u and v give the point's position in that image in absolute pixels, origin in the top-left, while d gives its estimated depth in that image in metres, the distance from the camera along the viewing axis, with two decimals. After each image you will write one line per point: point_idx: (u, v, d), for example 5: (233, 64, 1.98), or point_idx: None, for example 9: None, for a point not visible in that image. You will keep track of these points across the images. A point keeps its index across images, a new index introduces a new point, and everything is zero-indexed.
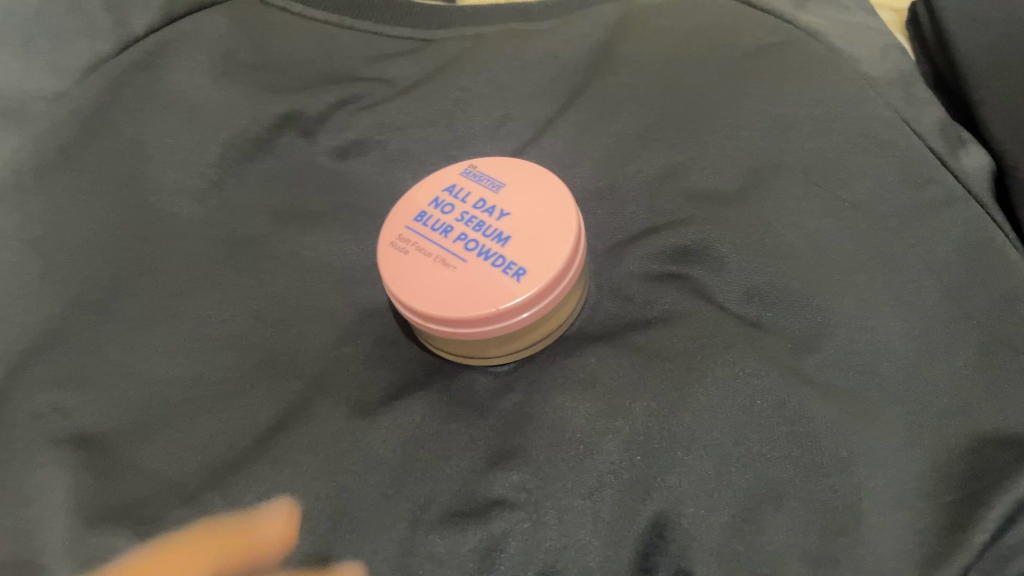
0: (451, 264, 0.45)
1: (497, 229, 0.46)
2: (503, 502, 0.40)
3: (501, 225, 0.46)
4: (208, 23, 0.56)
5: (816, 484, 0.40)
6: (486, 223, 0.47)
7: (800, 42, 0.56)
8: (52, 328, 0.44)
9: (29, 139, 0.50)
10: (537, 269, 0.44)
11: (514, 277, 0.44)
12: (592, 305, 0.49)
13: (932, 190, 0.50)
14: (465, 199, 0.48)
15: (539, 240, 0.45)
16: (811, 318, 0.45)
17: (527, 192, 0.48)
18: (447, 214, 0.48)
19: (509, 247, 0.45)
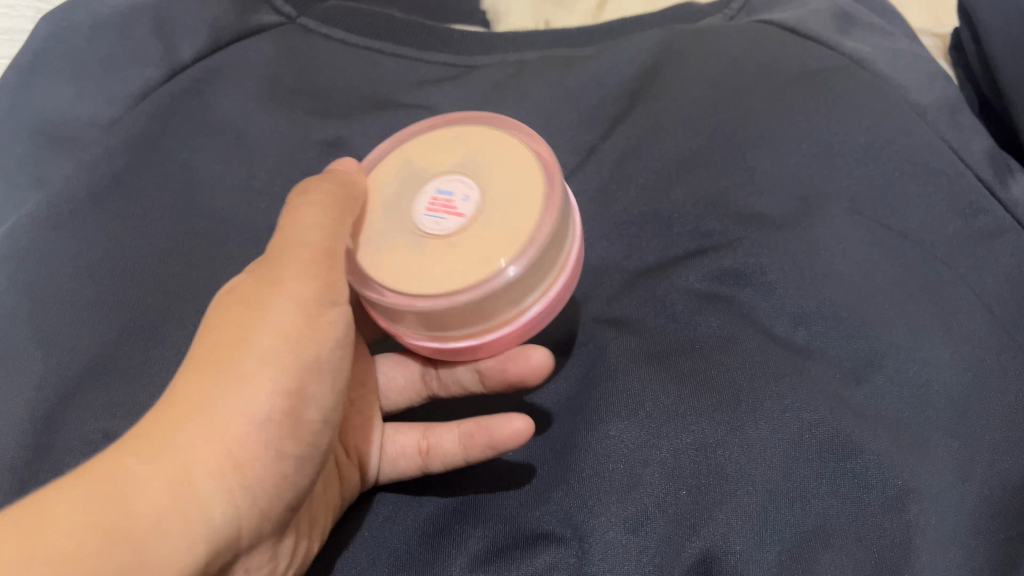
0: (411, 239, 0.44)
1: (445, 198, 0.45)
2: (549, 538, 0.40)
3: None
4: (256, 51, 0.57)
5: (867, 522, 0.39)
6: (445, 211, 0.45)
7: (847, 69, 0.55)
8: (104, 352, 0.45)
9: (83, 167, 0.51)
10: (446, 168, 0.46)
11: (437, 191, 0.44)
12: (645, 319, 0.48)
13: (982, 220, 0.49)
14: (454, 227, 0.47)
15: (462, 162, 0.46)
16: (862, 347, 0.45)
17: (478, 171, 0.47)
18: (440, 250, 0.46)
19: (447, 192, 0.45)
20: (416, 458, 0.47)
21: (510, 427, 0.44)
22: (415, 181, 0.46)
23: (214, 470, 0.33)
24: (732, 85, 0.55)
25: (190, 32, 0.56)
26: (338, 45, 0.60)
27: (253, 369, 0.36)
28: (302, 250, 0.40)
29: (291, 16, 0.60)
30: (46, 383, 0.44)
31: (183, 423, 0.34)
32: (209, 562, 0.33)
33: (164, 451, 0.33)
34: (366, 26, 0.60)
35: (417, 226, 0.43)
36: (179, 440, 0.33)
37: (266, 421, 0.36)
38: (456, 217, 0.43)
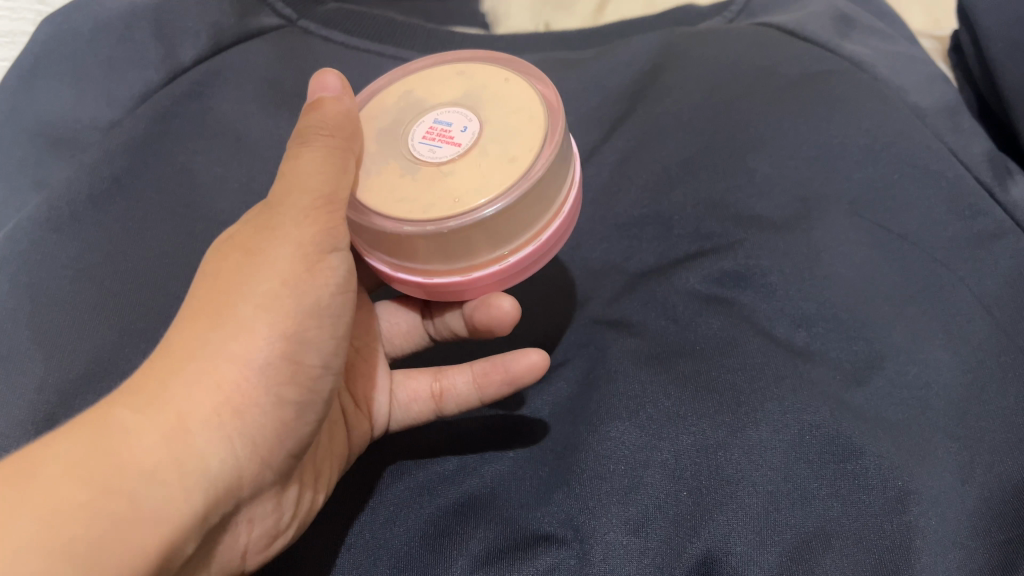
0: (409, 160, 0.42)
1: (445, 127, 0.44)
2: (550, 539, 0.40)
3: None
4: (256, 54, 0.58)
5: (869, 524, 0.39)
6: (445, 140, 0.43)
7: (846, 72, 0.55)
8: (104, 355, 0.45)
9: (83, 169, 0.51)
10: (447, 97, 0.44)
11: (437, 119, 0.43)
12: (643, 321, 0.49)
13: (980, 223, 0.49)
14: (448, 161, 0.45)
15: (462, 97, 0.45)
16: (860, 348, 0.45)
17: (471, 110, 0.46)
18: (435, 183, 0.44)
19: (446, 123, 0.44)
20: (430, 399, 0.51)
21: (524, 361, 0.47)
22: (411, 112, 0.44)
23: (210, 418, 0.34)
24: (732, 87, 0.56)
25: (190, 34, 0.56)
26: (339, 47, 0.60)
27: (248, 315, 0.37)
28: (299, 196, 0.39)
29: (291, 18, 0.61)
30: (46, 386, 0.43)
31: (177, 371, 0.34)
32: (210, 508, 0.34)
33: (162, 402, 0.33)
34: (366, 29, 0.60)
35: (410, 152, 0.42)
36: (178, 391, 0.34)
37: (263, 368, 0.37)
38: (452, 146, 0.41)
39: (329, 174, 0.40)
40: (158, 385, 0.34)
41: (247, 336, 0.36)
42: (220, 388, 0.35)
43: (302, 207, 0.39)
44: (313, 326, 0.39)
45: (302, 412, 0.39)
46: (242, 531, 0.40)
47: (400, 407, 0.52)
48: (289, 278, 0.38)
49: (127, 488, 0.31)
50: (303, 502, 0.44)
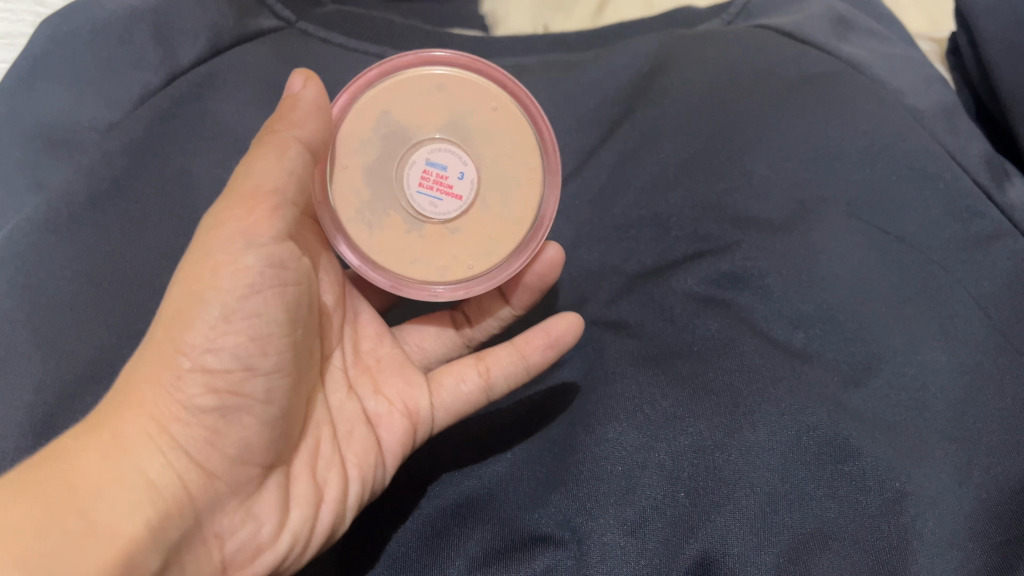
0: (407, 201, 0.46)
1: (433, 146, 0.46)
2: (548, 540, 0.40)
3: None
4: (255, 56, 0.58)
5: (865, 526, 0.39)
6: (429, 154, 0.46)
7: (843, 74, 0.55)
8: (103, 358, 0.46)
9: (81, 171, 0.50)
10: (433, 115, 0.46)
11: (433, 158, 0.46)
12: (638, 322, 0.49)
13: (977, 225, 0.49)
14: None
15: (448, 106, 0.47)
16: (856, 349, 0.45)
17: None
18: None
19: None
20: (476, 381, 0.49)
21: (565, 321, 0.48)
22: (397, 139, 0.46)
23: (140, 434, 0.35)
24: (731, 89, 0.56)
25: (189, 35, 0.55)
26: (337, 50, 0.60)
27: (173, 325, 0.36)
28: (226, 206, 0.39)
29: (290, 20, 0.60)
30: (44, 386, 0.44)
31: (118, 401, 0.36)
32: (163, 522, 0.35)
33: (102, 425, 0.36)
34: (365, 31, 0.60)
35: (411, 204, 0.46)
36: (121, 412, 0.36)
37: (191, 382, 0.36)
38: (454, 199, 0.46)
39: (254, 179, 0.39)
40: (104, 415, 0.36)
41: (172, 351, 0.36)
42: (150, 406, 0.36)
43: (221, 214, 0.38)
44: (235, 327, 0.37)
45: (238, 414, 0.37)
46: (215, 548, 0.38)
47: (447, 401, 0.49)
48: (209, 285, 0.37)
49: (69, 505, 0.32)
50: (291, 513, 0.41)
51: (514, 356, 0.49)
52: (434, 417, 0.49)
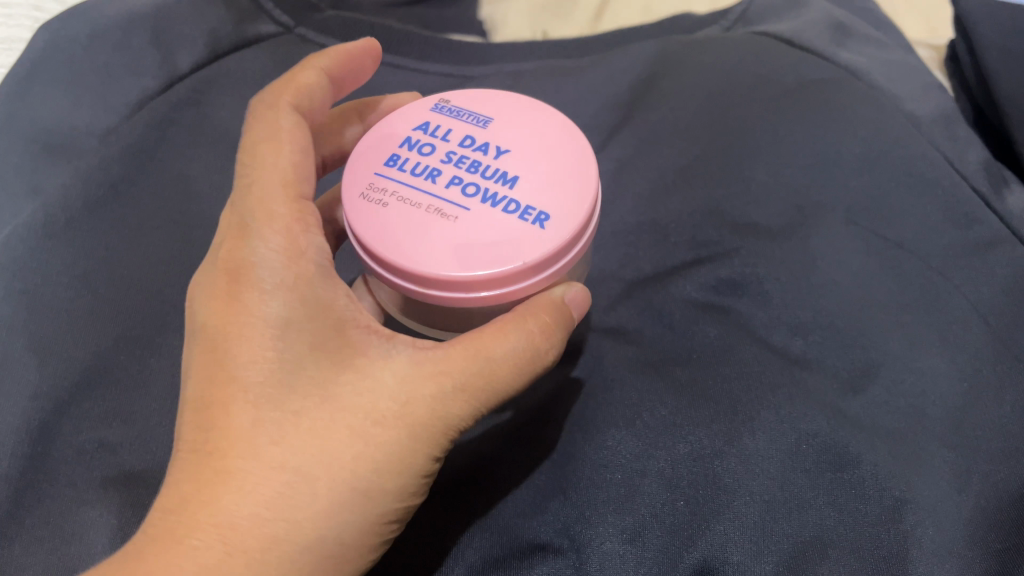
0: (452, 216, 0.39)
1: (498, 169, 0.41)
2: (546, 549, 0.40)
3: (500, 164, 0.41)
4: (253, 61, 0.58)
5: (865, 534, 0.39)
6: (481, 163, 0.41)
7: (841, 80, 0.55)
8: (98, 363, 0.45)
9: (79, 176, 0.51)
10: (558, 211, 0.40)
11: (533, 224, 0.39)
12: (636, 329, 0.49)
13: (976, 232, 0.49)
14: (448, 137, 0.43)
15: (554, 183, 0.41)
16: (856, 356, 0.45)
17: (556, 190, 0.41)
18: (429, 155, 0.42)
19: (517, 191, 0.40)
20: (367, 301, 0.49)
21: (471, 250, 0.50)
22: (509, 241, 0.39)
23: (284, 547, 0.35)
24: (729, 95, 0.56)
25: (187, 40, 0.56)
26: None
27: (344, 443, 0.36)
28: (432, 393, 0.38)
29: (288, 26, 0.60)
30: (41, 393, 0.43)
31: (252, 477, 0.35)
32: None
33: (242, 511, 0.35)
34: (364, 35, 0.60)
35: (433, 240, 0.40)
36: (266, 504, 0.35)
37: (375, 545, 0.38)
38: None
39: (467, 389, 0.38)
40: (272, 530, 0.35)
41: (363, 522, 0.37)
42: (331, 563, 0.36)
43: (428, 407, 0.37)
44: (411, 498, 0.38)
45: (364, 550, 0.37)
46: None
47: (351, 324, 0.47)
48: (406, 484, 0.38)
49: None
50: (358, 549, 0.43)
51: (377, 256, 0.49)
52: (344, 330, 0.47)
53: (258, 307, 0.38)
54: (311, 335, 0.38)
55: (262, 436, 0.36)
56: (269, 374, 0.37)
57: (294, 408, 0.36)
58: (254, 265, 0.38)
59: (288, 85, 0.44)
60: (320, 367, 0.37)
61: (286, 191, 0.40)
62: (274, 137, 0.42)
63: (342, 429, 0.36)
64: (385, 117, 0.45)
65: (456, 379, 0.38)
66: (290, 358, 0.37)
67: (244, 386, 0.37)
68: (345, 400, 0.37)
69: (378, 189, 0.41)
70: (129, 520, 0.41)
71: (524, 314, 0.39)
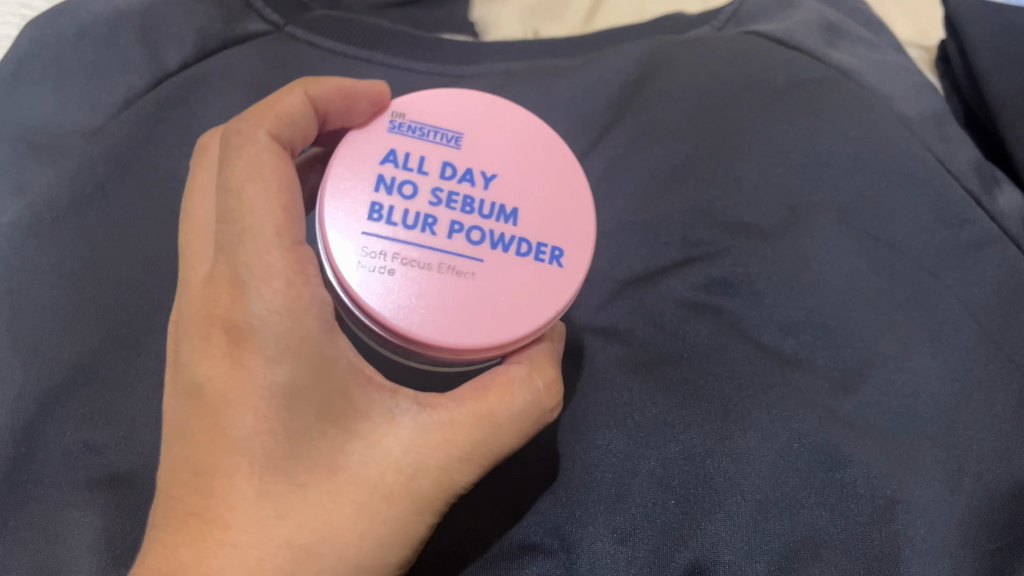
0: (469, 274, 0.37)
1: (495, 203, 0.39)
2: (536, 548, 0.39)
3: (493, 195, 0.39)
4: (242, 60, 0.57)
5: (854, 534, 0.39)
6: (475, 197, 0.38)
7: (832, 80, 0.55)
8: (84, 364, 0.45)
9: (65, 174, 0.50)
10: (568, 241, 0.39)
11: (549, 263, 0.39)
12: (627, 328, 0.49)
13: (968, 231, 0.49)
14: (424, 166, 0.39)
15: (552, 206, 0.40)
16: (848, 356, 0.45)
17: (558, 213, 0.40)
18: (414, 197, 0.38)
19: (521, 227, 0.39)
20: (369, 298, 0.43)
21: None
22: None
23: None
24: (721, 95, 0.55)
25: (175, 38, 0.55)
26: (326, 55, 0.59)
27: (348, 518, 0.36)
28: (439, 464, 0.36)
29: (278, 25, 0.60)
30: (26, 393, 0.43)
31: (252, 550, 0.35)
32: None
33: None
34: (353, 34, 0.59)
35: None
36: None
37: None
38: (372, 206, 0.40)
39: (476, 459, 0.37)
40: None
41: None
42: None
43: (435, 480, 0.37)
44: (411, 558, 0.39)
45: None
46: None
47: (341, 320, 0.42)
48: (408, 555, 0.38)
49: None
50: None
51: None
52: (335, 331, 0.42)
53: (262, 376, 0.35)
54: (315, 402, 0.36)
55: (266, 509, 0.35)
56: (272, 443, 0.35)
57: (299, 480, 0.36)
58: (257, 330, 0.35)
59: (263, 112, 0.38)
60: (328, 435, 0.36)
61: (282, 238, 0.36)
62: (259, 170, 0.36)
63: (347, 503, 0.36)
64: (341, 150, 0.39)
65: (467, 450, 0.37)
66: (295, 429, 0.36)
67: (247, 456, 0.35)
68: (352, 471, 0.36)
69: (376, 252, 0.37)
70: (113, 529, 0.41)
71: (529, 371, 0.38)
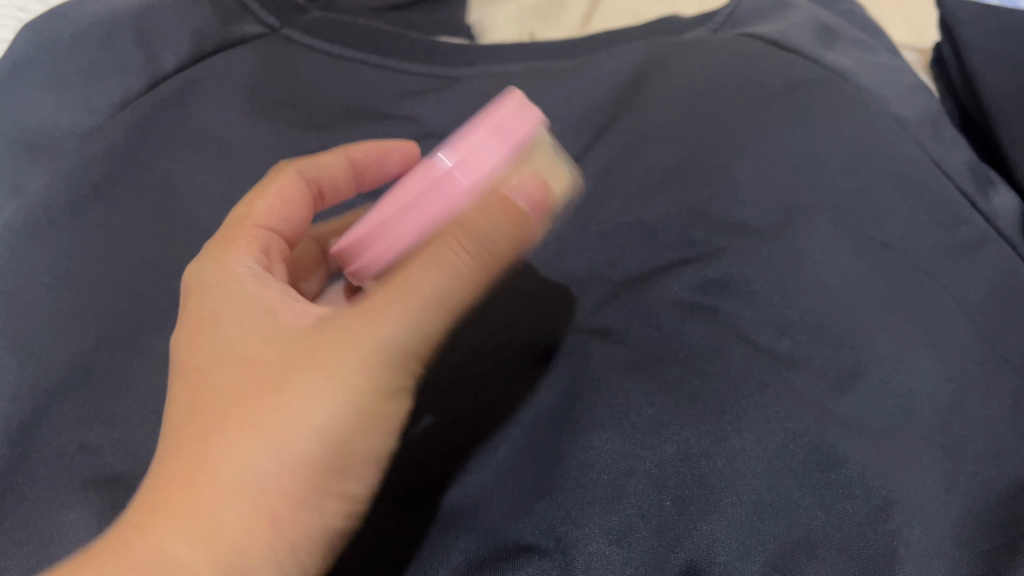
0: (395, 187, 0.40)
1: None
2: (533, 550, 0.39)
3: None
4: (239, 62, 0.57)
5: (850, 534, 0.39)
6: None
7: (828, 82, 0.56)
8: (79, 365, 0.45)
9: (61, 176, 0.50)
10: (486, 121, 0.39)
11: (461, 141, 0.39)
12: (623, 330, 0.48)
13: (962, 231, 0.50)
14: None
15: None
16: (845, 357, 0.45)
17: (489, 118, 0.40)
18: None
19: None
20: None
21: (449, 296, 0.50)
22: None
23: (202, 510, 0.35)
24: (717, 96, 0.55)
25: (172, 41, 0.55)
26: (323, 56, 0.59)
27: (268, 403, 0.37)
28: (357, 365, 0.37)
29: (275, 27, 0.60)
30: (22, 395, 0.43)
31: (178, 452, 0.37)
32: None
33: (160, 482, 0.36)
34: (350, 37, 0.59)
35: None
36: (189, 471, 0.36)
37: (293, 559, 0.36)
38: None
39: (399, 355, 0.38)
40: (194, 493, 0.35)
41: (300, 510, 0.36)
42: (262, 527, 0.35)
43: (356, 385, 0.37)
44: (344, 507, 0.38)
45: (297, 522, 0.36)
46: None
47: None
48: (336, 431, 0.36)
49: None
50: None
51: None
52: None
53: (197, 310, 0.41)
54: (242, 319, 0.40)
55: (194, 415, 0.38)
56: (203, 362, 0.39)
57: (225, 382, 0.38)
58: (196, 280, 0.42)
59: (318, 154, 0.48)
60: (252, 343, 0.39)
61: (250, 218, 0.44)
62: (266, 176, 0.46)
63: (270, 386, 0.37)
64: None
65: (387, 340, 0.37)
66: (223, 346, 0.39)
67: (180, 380, 0.39)
68: (271, 355, 0.38)
69: None
70: None
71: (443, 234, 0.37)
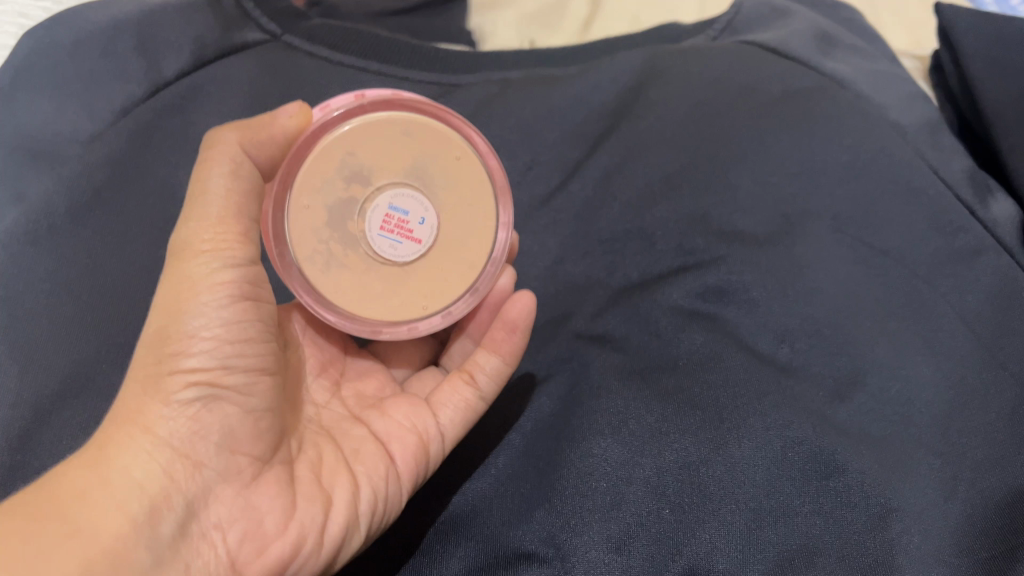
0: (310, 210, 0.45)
1: None
2: (532, 558, 0.39)
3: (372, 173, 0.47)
4: (239, 69, 0.57)
5: (850, 542, 0.39)
6: None
7: (827, 89, 0.56)
8: (79, 373, 0.45)
9: (62, 183, 0.49)
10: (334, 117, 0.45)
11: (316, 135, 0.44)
12: (622, 336, 0.48)
13: (962, 239, 0.50)
14: None
15: None
16: (843, 363, 0.45)
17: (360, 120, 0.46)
18: None
19: None
20: (469, 391, 0.48)
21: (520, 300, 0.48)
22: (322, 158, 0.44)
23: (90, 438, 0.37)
24: (718, 103, 0.55)
25: (173, 47, 0.55)
26: (324, 62, 0.59)
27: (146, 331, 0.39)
28: (195, 265, 0.38)
29: (275, 34, 0.60)
30: (22, 402, 0.43)
31: None
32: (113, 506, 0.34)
33: None
34: (352, 44, 0.59)
35: (363, 245, 0.44)
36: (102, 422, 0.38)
37: (168, 459, 0.36)
38: (414, 244, 0.45)
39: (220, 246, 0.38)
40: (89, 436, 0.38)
41: (157, 405, 0.36)
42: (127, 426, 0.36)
43: (187, 281, 0.38)
44: (206, 400, 0.37)
45: (170, 423, 0.37)
46: (216, 542, 0.37)
47: (450, 413, 0.47)
48: (170, 315, 0.37)
49: (59, 510, 0.33)
50: (307, 542, 0.39)
51: (492, 354, 0.48)
52: (445, 432, 0.47)
53: None
54: None
55: None
56: None
57: None
58: None
59: None
60: None
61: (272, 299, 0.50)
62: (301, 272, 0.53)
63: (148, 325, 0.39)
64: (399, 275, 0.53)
65: (198, 243, 0.38)
66: None
67: None
68: None
69: None
70: None
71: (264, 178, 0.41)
